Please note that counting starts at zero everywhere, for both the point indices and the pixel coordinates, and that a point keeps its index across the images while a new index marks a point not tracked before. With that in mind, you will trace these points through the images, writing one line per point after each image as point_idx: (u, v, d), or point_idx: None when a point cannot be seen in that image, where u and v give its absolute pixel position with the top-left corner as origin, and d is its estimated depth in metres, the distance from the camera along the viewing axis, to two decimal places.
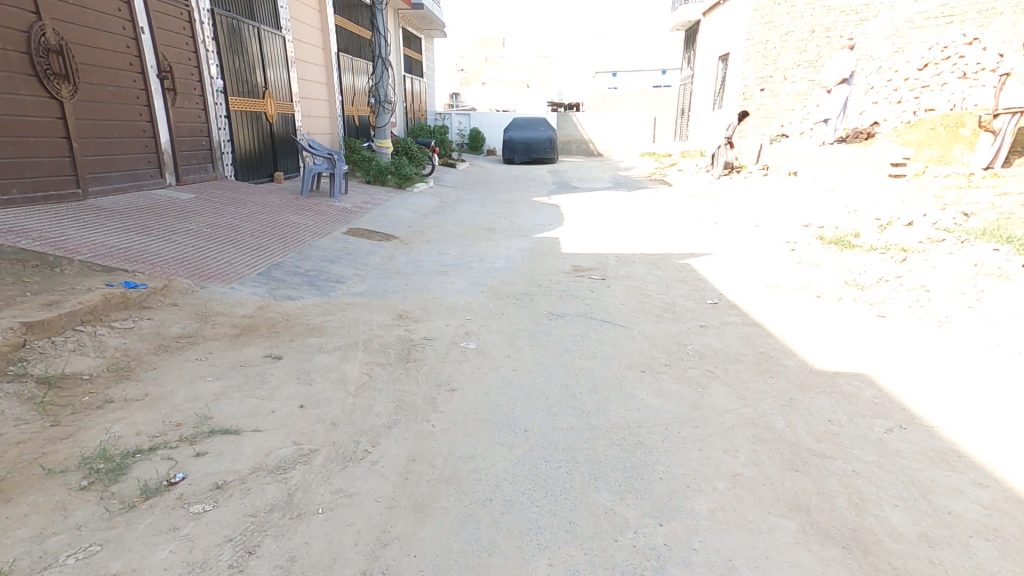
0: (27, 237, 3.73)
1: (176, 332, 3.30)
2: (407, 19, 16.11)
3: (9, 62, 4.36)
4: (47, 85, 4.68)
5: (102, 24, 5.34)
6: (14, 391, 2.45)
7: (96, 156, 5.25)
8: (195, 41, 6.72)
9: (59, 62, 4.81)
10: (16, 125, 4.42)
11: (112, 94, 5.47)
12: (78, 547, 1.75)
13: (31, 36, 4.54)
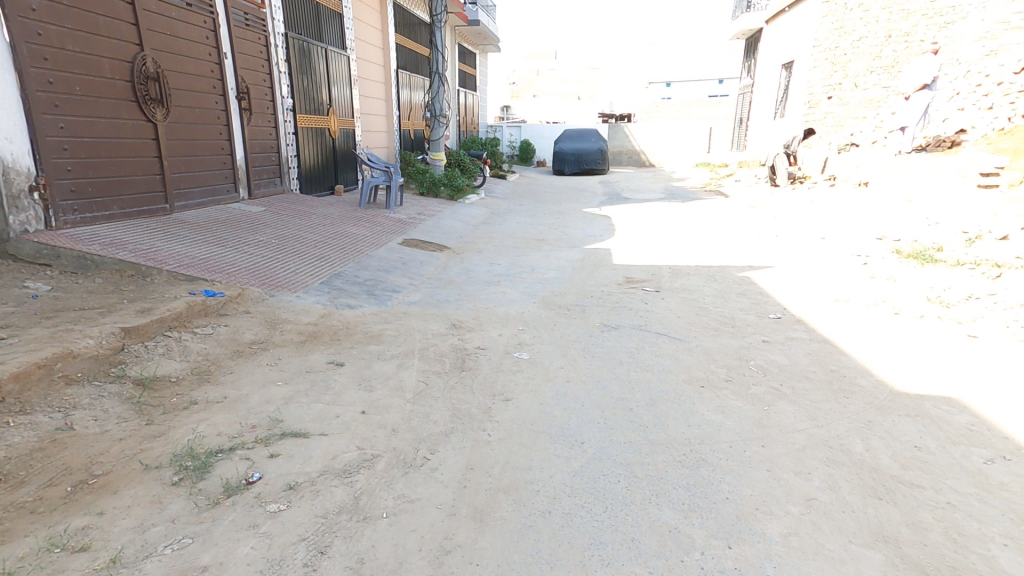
0: (125, 250, 4.10)
1: (249, 338, 3.51)
2: (462, 34, 16.53)
3: (115, 89, 4.82)
4: (145, 110, 5.13)
5: (191, 51, 5.81)
6: (115, 391, 2.70)
7: (182, 174, 5.68)
8: (269, 63, 7.17)
9: (155, 88, 5.26)
10: (118, 147, 4.86)
11: (197, 116, 5.91)
12: (172, 538, 1.89)
13: (134, 66, 5.01)
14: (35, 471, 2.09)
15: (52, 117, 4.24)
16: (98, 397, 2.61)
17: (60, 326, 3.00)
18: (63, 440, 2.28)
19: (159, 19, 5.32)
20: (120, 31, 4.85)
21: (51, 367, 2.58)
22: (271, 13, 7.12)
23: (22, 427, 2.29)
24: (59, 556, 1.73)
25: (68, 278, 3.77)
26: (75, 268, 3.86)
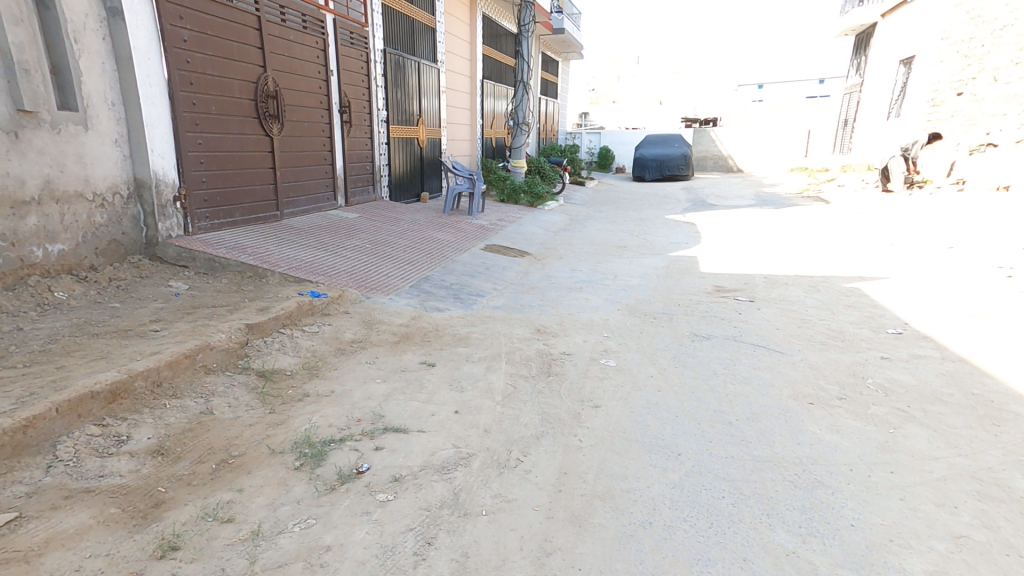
0: (245, 253, 4.57)
1: (349, 337, 3.77)
2: (546, 43, 16.73)
3: (241, 107, 5.37)
4: (264, 125, 5.66)
5: (304, 70, 6.33)
6: (242, 380, 3.05)
7: (291, 184, 6.19)
8: (369, 78, 7.65)
9: (274, 105, 5.78)
10: (241, 160, 5.40)
11: (306, 129, 6.41)
12: (297, 519, 2.08)
13: (257, 86, 5.55)
14: (188, 448, 2.41)
15: (193, 135, 4.82)
16: (230, 385, 2.96)
17: (199, 321, 3.43)
18: (206, 423, 2.61)
19: (280, 42, 5.86)
20: (247, 56, 5.40)
21: (195, 357, 2.97)
22: (372, 31, 7.60)
23: (175, 410, 2.66)
24: (211, 525, 1.97)
25: (201, 277, 4.26)
26: (206, 269, 4.36)
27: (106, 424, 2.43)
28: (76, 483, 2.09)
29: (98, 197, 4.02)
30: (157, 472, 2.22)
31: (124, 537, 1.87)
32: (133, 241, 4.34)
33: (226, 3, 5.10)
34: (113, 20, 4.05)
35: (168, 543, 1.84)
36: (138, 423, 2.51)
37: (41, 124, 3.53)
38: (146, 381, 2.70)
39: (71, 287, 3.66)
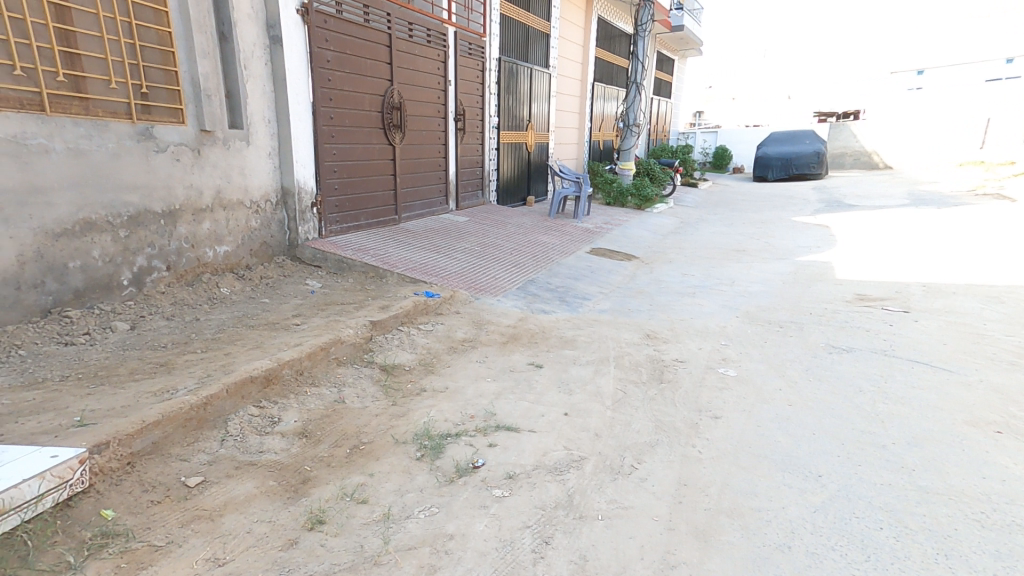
0: (368, 254, 5.02)
1: (461, 336, 3.97)
2: (662, 41, 16.34)
3: (370, 119, 5.88)
4: (389, 135, 6.14)
5: (427, 82, 6.75)
6: (369, 373, 3.45)
7: (409, 189, 6.66)
8: (483, 86, 7.97)
9: (398, 116, 6.24)
10: (366, 168, 5.93)
11: (425, 137, 6.84)
12: (415, 501, 2.27)
13: (385, 98, 6.03)
14: (326, 432, 2.78)
15: (329, 147, 5.41)
16: (358, 377, 3.39)
17: (332, 316, 3.94)
18: (340, 410, 3.00)
19: (406, 56, 6.31)
20: (378, 71, 5.89)
21: (330, 350, 3.44)
22: (490, 40, 7.92)
23: (315, 397, 3.11)
24: (350, 504, 2.23)
25: (331, 277, 4.77)
26: (335, 269, 4.90)
27: (263, 406, 2.90)
28: (244, 455, 2.53)
29: (254, 204, 4.80)
30: (303, 452, 2.60)
31: (281, 506, 2.22)
32: (280, 242, 5.10)
33: (362, 24, 5.62)
34: (273, 48, 4.74)
35: (316, 517, 2.12)
36: (287, 407, 2.97)
37: (216, 141, 4.34)
38: (291, 369, 3.17)
39: (234, 284, 4.48)
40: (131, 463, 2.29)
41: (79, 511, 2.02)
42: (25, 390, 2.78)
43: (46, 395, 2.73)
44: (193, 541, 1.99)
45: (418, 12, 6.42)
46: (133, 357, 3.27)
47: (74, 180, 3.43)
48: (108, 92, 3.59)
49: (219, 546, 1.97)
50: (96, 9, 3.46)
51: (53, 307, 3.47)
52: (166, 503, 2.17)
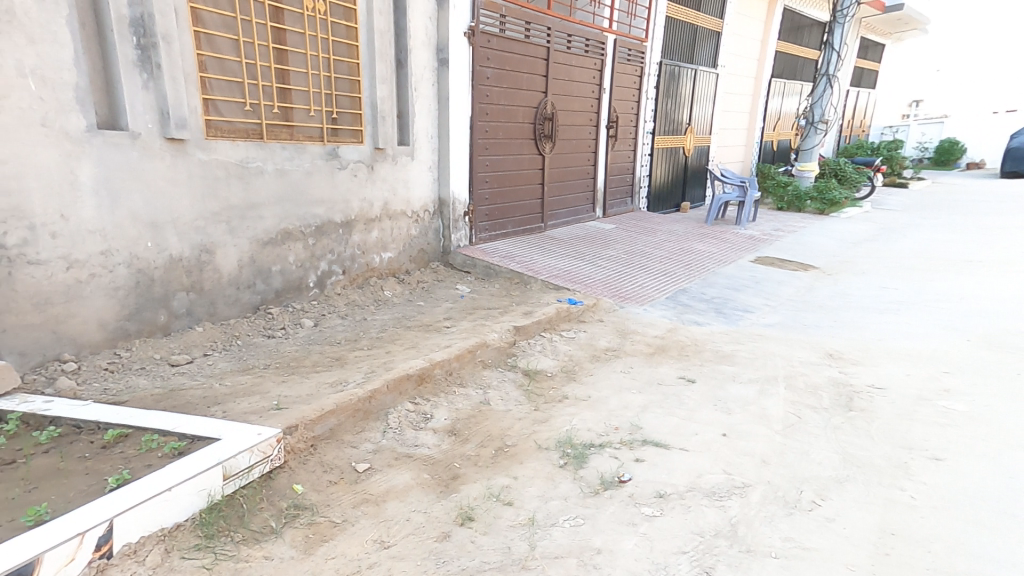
0: (513, 261, 5.32)
1: (604, 345, 3.95)
2: (868, 24, 15.06)
3: (520, 131, 6.25)
4: (539, 146, 6.49)
5: (580, 91, 6.97)
6: (511, 377, 3.65)
7: (556, 198, 6.98)
8: (640, 91, 8.02)
9: (548, 126, 6.56)
10: (516, 178, 6.32)
11: (574, 146, 7.09)
12: (547, 506, 2.45)
13: (538, 110, 6.37)
14: (471, 432, 3.18)
15: (483, 159, 5.85)
16: (503, 380, 3.64)
17: (479, 320, 4.20)
18: (484, 411, 3.34)
19: (562, 68, 6.59)
20: (533, 84, 6.25)
21: (475, 353, 3.78)
22: (651, 45, 7.91)
23: (462, 397, 3.49)
24: (496, 505, 2.48)
25: (480, 282, 5.15)
26: (484, 274, 5.24)
27: (417, 403, 3.38)
28: (401, 447, 3.01)
29: (415, 213, 5.32)
30: (452, 449, 2.98)
31: (434, 500, 2.57)
32: (435, 250, 5.60)
33: (523, 40, 5.99)
34: (441, 69, 5.24)
35: (465, 514, 2.42)
36: (438, 404, 3.42)
37: (387, 157, 4.95)
38: (442, 369, 3.60)
39: (396, 287, 5.05)
40: (314, 446, 2.86)
41: (277, 482, 2.62)
42: (239, 374, 3.51)
43: (254, 379, 3.43)
44: (363, 522, 2.43)
45: (579, 24, 6.65)
46: (316, 351, 3.89)
47: (279, 196, 4.25)
48: (307, 118, 4.37)
49: (384, 529, 2.39)
50: (305, 49, 4.22)
51: (261, 304, 4.34)
52: (341, 484, 2.69)
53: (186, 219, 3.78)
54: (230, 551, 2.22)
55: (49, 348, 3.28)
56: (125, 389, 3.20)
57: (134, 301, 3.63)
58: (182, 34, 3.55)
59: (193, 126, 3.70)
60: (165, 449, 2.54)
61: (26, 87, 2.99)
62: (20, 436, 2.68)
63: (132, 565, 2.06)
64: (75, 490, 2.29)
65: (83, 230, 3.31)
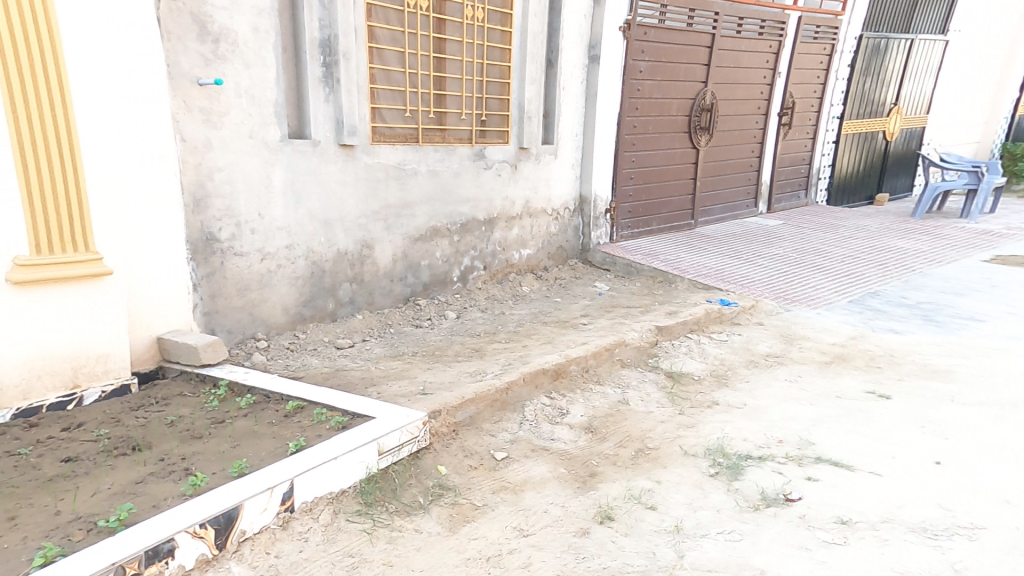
0: (657, 259, 5.50)
1: (764, 350, 3.94)
2: None
3: (673, 124, 6.32)
4: (692, 138, 6.52)
5: (746, 77, 6.89)
6: (654, 378, 3.65)
7: (710, 193, 7.00)
8: (826, 72, 7.88)
9: (705, 117, 6.56)
10: (664, 173, 6.40)
11: (735, 137, 7.06)
12: (696, 517, 2.46)
13: (695, 101, 6.40)
14: (610, 431, 3.19)
15: (628, 155, 5.98)
16: (642, 381, 3.62)
17: (616, 319, 4.23)
18: (623, 412, 3.35)
19: (729, 54, 6.56)
20: (693, 73, 6.27)
21: (613, 351, 3.75)
22: (843, 20, 7.69)
23: (600, 395, 3.51)
24: (637, 508, 2.56)
25: (620, 280, 5.34)
26: (624, 273, 5.46)
27: (554, 398, 3.45)
28: (537, 440, 3.13)
29: (555, 211, 5.49)
30: (590, 447, 3.07)
31: (572, 494, 2.71)
32: (572, 248, 5.73)
33: (686, 29, 6.01)
34: (591, 66, 5.38)
35: (606, 513, 2.52)
36: (574, 400, 3.47)
37: (530, 156, 5.13)
38: (578, 365, 3.64)
39: (533, 283, 5.26)
40: (456, 430, 3.07)
41: (424, 462, 2.85)
42: (392, 360, 3.85)
43: (404, 365, 3.74)
44: (502, 509, 2.62)
45: (753, 6, 6.56)
46: (457, 342, 4.13)
47: (430, 196, 4.58)
48: (459, 121, 4.66)
49: (522, 518, 2.56)
50: (461, 56, 4.51)
51: (411, 296, 4.71)
52: (481, 470, 2.88)
53: (352, 216, 4.23)
54: (386, 520, 2.51)
55: (247, 327, 3.88)
56: (301, 366, 3.68)
57: (309, 289, 4.15)
58: (359, 50, 3.98)
59: (362, 132, 4.13)
60: (331, 422, 2.88)
61: (240, 105, 3.58)
62: (227, 400, 3.18)
63: (309, 520, 2.42)
64: (266, 451, 2.67)
65: (274, 227, 3.87)
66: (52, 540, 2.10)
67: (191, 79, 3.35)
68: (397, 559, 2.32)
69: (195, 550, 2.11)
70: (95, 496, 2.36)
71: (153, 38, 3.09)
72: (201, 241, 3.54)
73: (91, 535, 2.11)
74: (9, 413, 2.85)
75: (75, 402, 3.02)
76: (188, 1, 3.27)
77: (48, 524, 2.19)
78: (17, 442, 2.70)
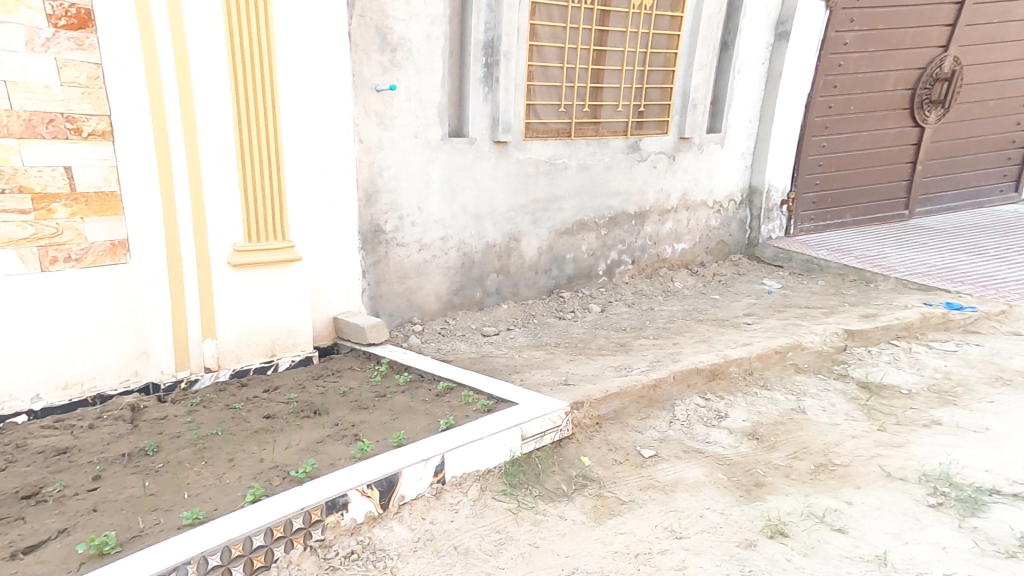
0: (849, 256, 5.35)
1: (1017, 366, 3.59)
2: None
3: (884, 100, 6.09)
4: (918, 114, 6.29)
5: (1009, 39, 6.50)
6: (843, 388, 3.43)
7: (941, 176, 6.76)
8: None
9: (936, 91, 6.28)
10: (880, 154, 6.26)
11: (987, 108, 6.73)
12: (908, 551, 2.21)
13: (926, 72, 6.17)
14: (780, 440, 2.98)
15: (817, 140, 5.86)
16: (823, 390, 3.41)
17: (788, 321, 4.07)
18: (799, 420, 3.13)
19: (986, 13, 6.23)
20: (920, 40, 6.01)
21: (785, 355, 3.55)
22: None
23: (768, 401, 3.32)
24: (815, 527, 2.37)
25: (797, 277, 5.29)
26: (801, 270, 5.40)
27: (709, 399, 3.30)
28: (690, 441, 3.01)
29: (716, 203, 5.47)
30: (755, 454, 2.89)
31: (733, 502, 2.57)
32: (735, 242, 5.72)
33: None
34: (776, 44, 5.31)
35: (777, 528, 2.36)
36: (732, 403, 3.30)
37: (691, 146, 5.10)
38: (738, 367, 3.44)
39: (686, 279, 5.23)
40: (599, 423, 3.05)
41: (567, 451, 2.90)
42: (534, 349, 3.96)
43: (546, 355, 3.83)
44: (650, 507, 2.57)
45: None
46: (601, 335, 4.12)
47: (579, 189, 4.65)
48: (614, 113, 4.66)
49: (674, 520, 2.49)
50: (623, 47, 4.51)
51: (555, 288, 4.80)
52: (627, 465, 2.85)
53: (501, 211, 4.42)
54: (530, 503, 2.60)
55: (405, 312, 4.23)
56: (451, 350, 3.95)
57: (459, 279, 4.41)
58: (519, 50, 4.13)
59: (516, 129, 4.29)
60: (477, 404, 3.05)
61: (409, 108, 3.91)
62: (388, 376, 3.50)
63: (459, 493, 2.57)
64: (420, 426, 2.89)
65: (431, 220, 4.17)
66: (258, 482, 2.44)
67: (371, 86, 3.73)
68: (542, 542, 2.40)
69: (364, 507, 2.34)
70: (288, 450, 2.71)
71: (344, 53, 3.50)
72: (369, 232, 3.94)
73: (286, 481, 2.44)
74: (228, 372, 3.35)
75: (273, 367, 3.50)
76: (375, 17, 3.64)
77: (256, 468, 2.56)
78: (232, 398, 3.19)
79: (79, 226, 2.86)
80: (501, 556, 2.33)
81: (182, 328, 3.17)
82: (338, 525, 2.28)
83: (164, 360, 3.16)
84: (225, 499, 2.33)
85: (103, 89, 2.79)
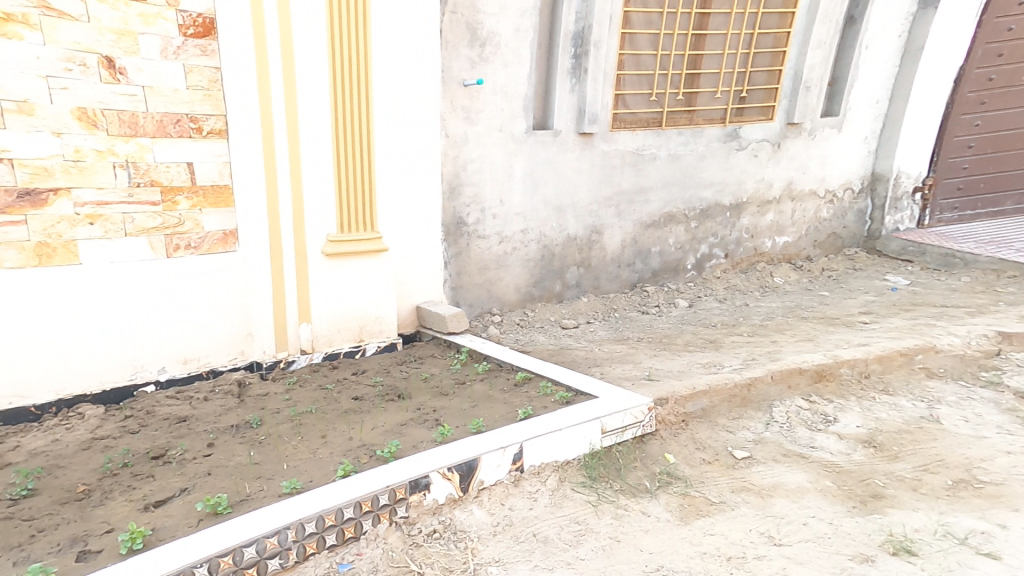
0: (1004, 247, 4.93)
1: None
2: None
3: None
4: None
5: None
6: (996, 398, 3.14)
7: None
8: None
9: None
10: None
11: None
12: None
13: None
14: (905, 451, 2.75)
15: (969, 118, 5.41)
16: (963, 398, 3.16)
17: (917, 320, 3.84)
18: (930, 429, 2.90)
19: None
20: None
21: (913, 357, 3.36)
22: None
23: (890, 407, 3.09)
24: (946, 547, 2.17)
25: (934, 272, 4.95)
26: (938, 264, 5.02)
27: (813, 401, 3.13)
28: (791, 445, 2.84)
29: (830, 193, 5.24)
30: (872, 463, 2.68)
31: (845, 513, 2.40)
32: (851, 234, 5.47)
33: None
34: (919, 13, 4.98)
35: (901, 545, 2.17)
36: (842, 407, 3.10)
37: (802, 131, 4.90)
38: (851, 369, 3.26)
39: (788, 274, 5.00)
40: (685, 421, 2.96)
41: (650, 447, 2.82)
42: (615, 343, 3.90)
43: (628, 349, 3.75)
44: (744, 511, 2.45)
45: None
46: (689, 331, 3.98)
47: (666, 181, 4.53)
48: (712, 101, 4.52)
49: (772, 525, 2.35)
50: (726, 29, 4.33)
51: (638, 282, 4.71)
52: (717, 465, 2.73)
53: (583, 203, 4.37)
54: (611, 497, 2.54)
55: (484, 303, 4.30)
56: (529, 342, 3.97)
57: (539, 271, 4.42)
58: (610, 38, 4.06)
59: (602, 120, 4.22)
60: (555, 396, 3.05)
61: (494, 102, 3.96)
62: (467, 364, 3.57)
63: (538, 482, 2.57)
64: (499, 414, 2.92)
65: (512, 213, 4.21)
66: (347, 459, 2.57)
67: (459, 81, 3.81)
68: (624, 536, 2.33)
69: (445, 489, 2.39)
70: (375, 430, 2.84)
71: (434, 48, 3.58)
72: (452, 225, 4.03)
73: (372, 459, 2.55)
74: (321, 355, 3.56)
75: (361, 351, 3.69)
76: (466, 13, 3.71)
77: (346, 445, 2.70)
78: (325, 378, 3.40)
79: (198, 217, 3.10)
80: (580, 547, 2.28)
81: (281, 313, 3.39)
82: (421, 505, 2.34)
83: (267, 342, 3.40)
84: (319, 472, 2.47)
85: (222, 91, 3.02)
